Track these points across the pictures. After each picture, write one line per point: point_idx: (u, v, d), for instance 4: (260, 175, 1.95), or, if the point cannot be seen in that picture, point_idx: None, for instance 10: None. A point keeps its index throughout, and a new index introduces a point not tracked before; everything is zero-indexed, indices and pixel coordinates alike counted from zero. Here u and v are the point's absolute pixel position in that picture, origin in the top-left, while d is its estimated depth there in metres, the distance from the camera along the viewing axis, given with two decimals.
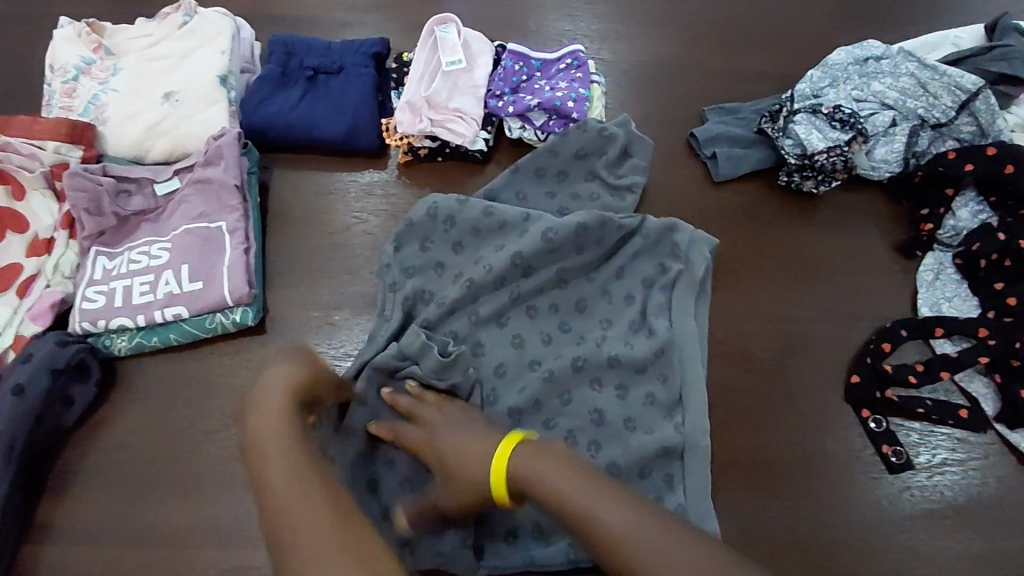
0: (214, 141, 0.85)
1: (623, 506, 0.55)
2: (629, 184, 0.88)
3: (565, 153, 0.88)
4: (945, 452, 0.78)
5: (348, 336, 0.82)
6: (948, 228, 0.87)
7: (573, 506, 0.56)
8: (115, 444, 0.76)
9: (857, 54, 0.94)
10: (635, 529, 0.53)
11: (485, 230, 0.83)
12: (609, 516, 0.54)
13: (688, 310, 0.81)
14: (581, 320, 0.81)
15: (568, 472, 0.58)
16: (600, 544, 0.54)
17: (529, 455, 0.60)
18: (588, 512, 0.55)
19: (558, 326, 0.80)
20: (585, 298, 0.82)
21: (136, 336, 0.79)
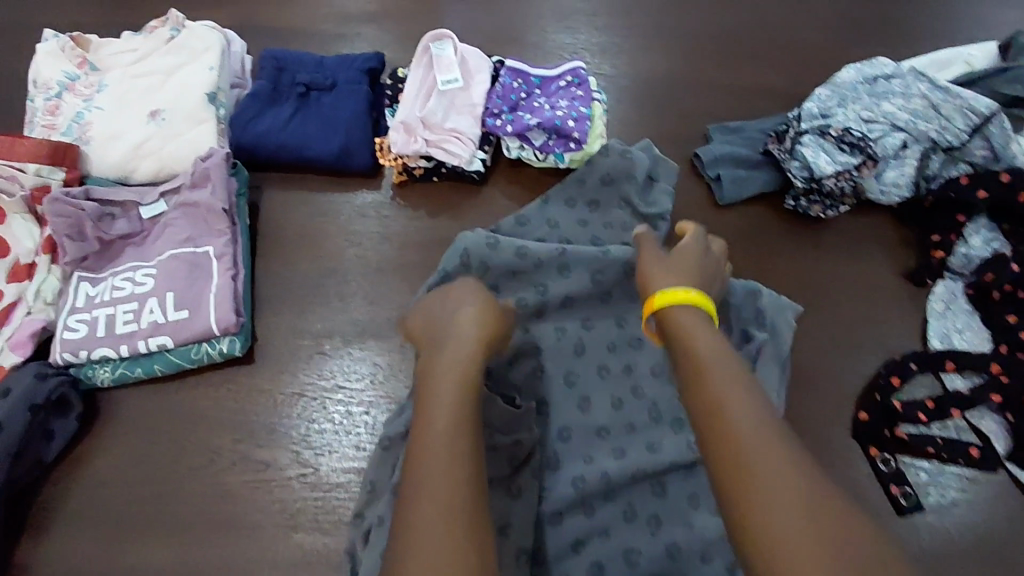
0: (200, 162, 0.82)
1: (757, 416, 0.49)
2: (659, 212, 0.85)
3: (591, 180, 0.86)
4: (954, 492, 0.76)
5: (338, 366, 0.79)
6: (960, 257, 0.84)
7: (711, 382, 0.52)
8: (97, 478, 0.74)
9: (867, 73, 0.91)
10: (762, 444, 0.47)
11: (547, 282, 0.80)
12: (743, 412, 0.49)
13: (773, 384, 0.76)
14: (654, 385, 0.77)
15: (721, 349, 0.55)
16: (717, 419, 0.50)
17: (691, 315, 0.58)
18: (724, 402, 0.50)
19: (586, 380, 0.77)
20: (657, 362, 0.78)
21: (119, 366, 0.76)
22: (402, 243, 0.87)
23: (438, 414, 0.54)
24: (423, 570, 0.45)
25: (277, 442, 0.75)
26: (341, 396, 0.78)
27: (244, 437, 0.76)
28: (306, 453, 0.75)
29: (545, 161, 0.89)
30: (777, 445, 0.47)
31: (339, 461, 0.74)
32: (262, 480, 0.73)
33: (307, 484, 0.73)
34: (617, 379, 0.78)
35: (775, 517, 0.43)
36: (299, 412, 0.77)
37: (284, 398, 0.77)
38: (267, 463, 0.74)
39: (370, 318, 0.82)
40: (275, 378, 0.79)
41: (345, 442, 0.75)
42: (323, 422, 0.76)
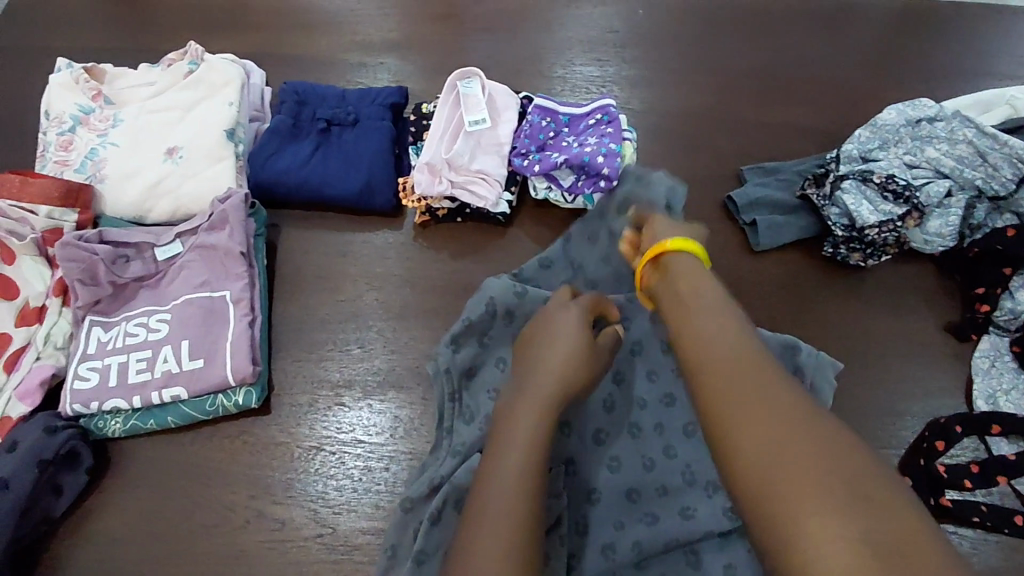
0: (219, 204, 0.79)
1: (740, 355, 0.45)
2: None
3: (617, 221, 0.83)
4: (1001, 562, 0.72)
5: (357, 418, 0.76)
6: (1005, 311, 0.81)
7: (694, 330, 0.49)
8: (106, 536, 0.71)
9: (910, 114, 0.87)
10: (746, 384, 0.43)
11: None
12: (724, 353, 0.46)
13: None
14: (688, 446, 0.73)
15: (708, 296, 0.53)
16: (694, 357, 0.47)
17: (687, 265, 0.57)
18: (706, 349, 0.47)
19: (616, 439, 0.74)
20: (691, 421, 0.74)
21: (130, 418, 0.74)
22: (425, 287, 0.84)
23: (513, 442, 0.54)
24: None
25: (294, 500, 0.72)
26: (360, 451, 0.74)
27: (259, 492, 0.73)
28: (323, 511, 0.71)
29: (573, 203, 0.87)
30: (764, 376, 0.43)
31: (359, 521, 0.71)
32: (279, 540, 0.70)
33: (325, 545, 0.70)
34: (649, 438, 0.74)
35: (755, 451, 0.39)
36: (317, 467, 0.74)
37: (301, 452, 0.74)
38: (283, 521, 0.71)
39: (391, 366, 0.79)
40: (292, 431, 0.76)
41: (365, 501, 0.72)
42: (341, 479, 0.73)
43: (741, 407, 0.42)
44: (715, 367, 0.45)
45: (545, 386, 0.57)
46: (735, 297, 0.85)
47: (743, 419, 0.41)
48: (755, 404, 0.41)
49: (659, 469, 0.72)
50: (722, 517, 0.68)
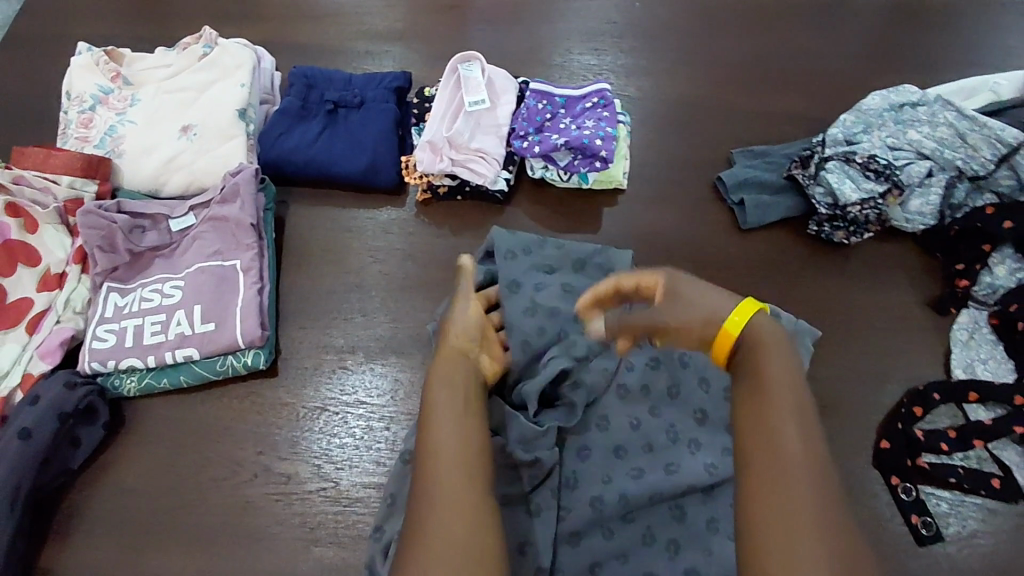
0: (230, 177, 0.83)
1: (807, 428, 0.54)
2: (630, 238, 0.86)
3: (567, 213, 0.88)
4: (976, 523, 0.75)
5: (360, 381, 0.80)
6: (984, 285, 0.84)
7: (779, 433, 0.54)
8: (120, 488, 0.75)
9: (893, 99, 0.91)
10: (812, 460, 0.52)
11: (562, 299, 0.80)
12: (807, 423, 0.54)
13: None
14: (671, 407, 0.77)
15: (786, 368, 0.58)
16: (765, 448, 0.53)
17: (772, 329, 0.60)
18: (788, 433, 0.54)
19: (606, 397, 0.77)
20: (676, 384, 0.78)
21: (145, 377, 0.78)
22: (427, 261, 0.88)
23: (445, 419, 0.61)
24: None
25: (299, 456, 0.76)
26: (363, 412, 0.78)
27: (266, 449, 0.76)
28: (327, 467, 0.75)
29: (568, 181, 0.90)
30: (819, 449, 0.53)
31: (361, 476, 0.75)
32: (283, 493, 0.74)
33: (328, 498, 0.74)
34: (634, 398, 0.77)
35: (821, 520, 0.49)
36: (321, 427, 0.77)
37: (307, 412, 0.78)
38: (288, 476, 0.75)
39: (392, 334, 0.83)
40: (297, 392, 0.79)
41: (366, 458, 0.76)
42: (344, 436, 0.77)
43: (802, 482, 0.51)
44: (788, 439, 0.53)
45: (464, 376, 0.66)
46: (723, 272, 0.89)
47: (810, 496, 0.50)
48: (817, 480, 0.51)
49: (646, 425, 0.75)
50: (706, 474, 0.72)
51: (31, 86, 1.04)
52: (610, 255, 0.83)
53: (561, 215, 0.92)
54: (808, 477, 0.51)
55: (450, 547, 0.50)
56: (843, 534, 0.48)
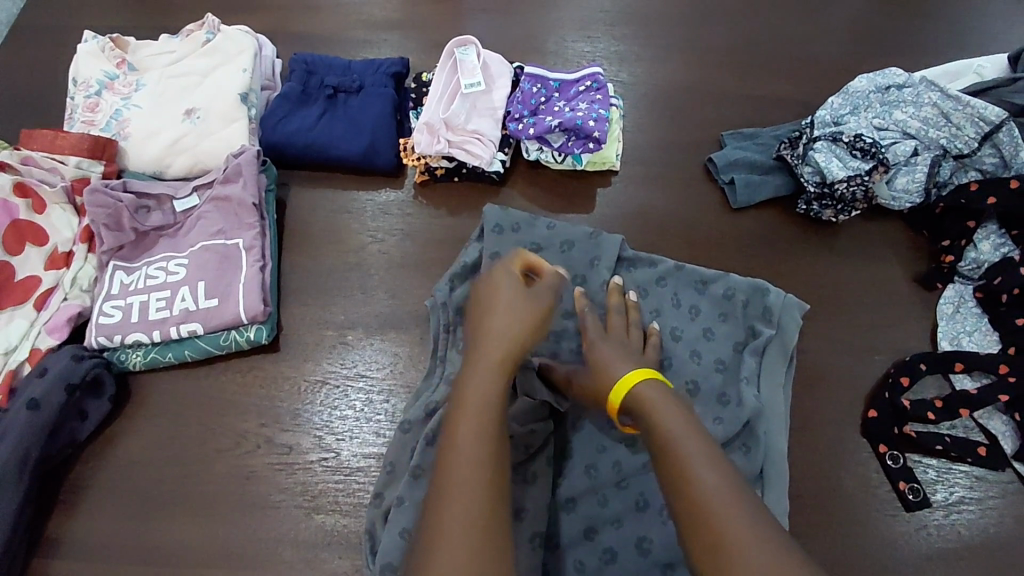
0: (232, 159, 0.85)
1: (715, 464, 0.55)
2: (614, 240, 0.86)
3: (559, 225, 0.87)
4: (962, 490, 0.76)
5: (359, 356, 0.82)
6: (970, 260, 0.86)
7: (693, 479, 0.54)
8: (126, 459, 0.77)
9: (879, 82, 0.93)
10: (722, 492, 0.52)
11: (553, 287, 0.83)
12: (706, 455, 0.56)
13: (779, 380, 0.79)
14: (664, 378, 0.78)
15: (681, 422, 0.59)
16: (679, 491, 0.54)
17: (659, 391, 0.64)
18: (687, 466, 0.55)
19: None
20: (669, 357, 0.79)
21: (151, 350, 0.79)
22: (424, 240, 0.90)
23: (477, 381, 0.61)
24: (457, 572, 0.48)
25: (300, 427, 0.78)
26: (362, 385, 0.80)
27: (268, 421, 0.78)
28: (327, 438, 0.77)
29: (563, 162, 0.93)
30: (728, 477, 0.54)
31: (360, 447, 0.76)
32: (286, 463, 0.76)
33: (328, 468, 0.75)
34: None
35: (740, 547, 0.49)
36: (321, 399, 0.79)
37: (307, 386, 0.80)
38: (290, 447, 0.77)
39: (391, 310, 0.85)
40: (298, 367, 0.81)
41: (366, 429, 0.77)
42: (344, 409, 0.79)
43: (723, 513, 0.51)
44: (692, 485, 0.54)
45: (487, 361, 0.63)
46: (714, 250, 0.91)
47: (730, 523, 0.50)
48: (732, 510, 0.51)
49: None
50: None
51: (37, 73, 1.07)
52: (599, 239, 0.85)
53: (555, 196, 0.94)
54: (723, 506, 0.51)
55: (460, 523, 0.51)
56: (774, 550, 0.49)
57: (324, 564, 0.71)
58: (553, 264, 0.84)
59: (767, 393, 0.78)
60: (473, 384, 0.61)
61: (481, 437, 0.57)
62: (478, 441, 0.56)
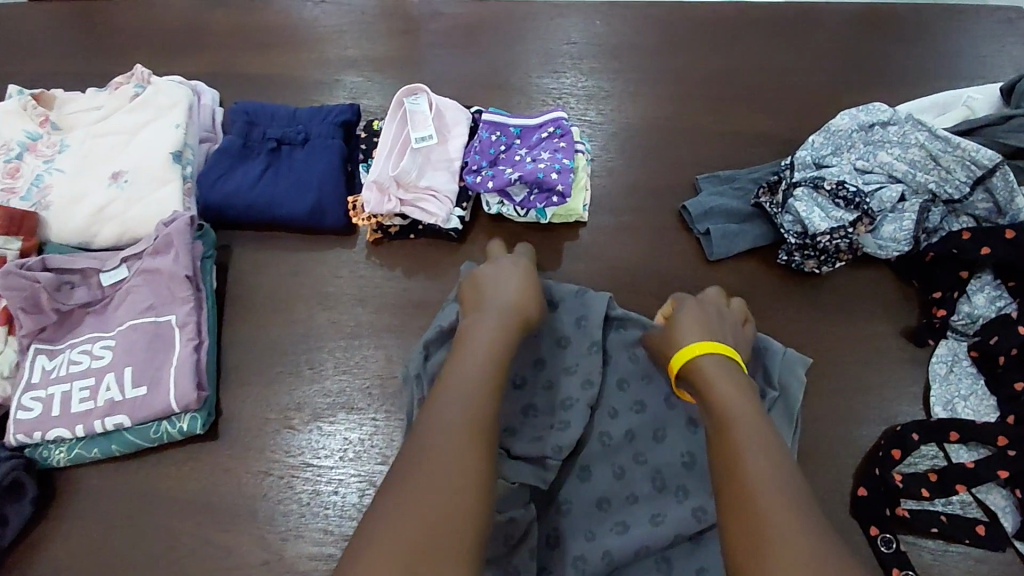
0: (163, 228, 0.78)
1: (767, 447, 0.54)
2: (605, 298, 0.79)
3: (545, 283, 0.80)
4: (961, 573, 0.70)
5: (307, 441, 0.75)
6: (962, 314, 0.80)
7: (743, 452, 0.54)
8: (51, 568, 0.70)
9: (861, 119, 0.86)
10: (772, 475, 0.51)
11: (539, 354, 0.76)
12: (762, 434, 0.55)
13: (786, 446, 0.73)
14: (656, 450, 0.73)
15: (742, 394, 0.60)
16: (731, 459, 0.54)
17: (720, 366, 0.64)
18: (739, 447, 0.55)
19: (593, 443, 0.73)
20: (661, 426, 0.74)
21: (75, 446, 0.73)
22: (380, 305, 0.83)
23: (466, 359, 0.62)
24: (420, 538, 0.46)
25: (242, 527, 0.71)
26: (309, 475, 0.74)
27: (206, 520, 0.72)
28: (271, 537, 0.71)
29: (527, 216, 0.86)
30: (780, 464, 0.53)
31: (306, 547, 0.70)
32: (226, 568, 0.69)
33: (272, 572, 0.69)
34: (620, 445, 0.73)
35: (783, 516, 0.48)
36: (265, 492, 0.73)
37: (249, 478, 0.73)
38: (230, 549, 0.70)
39: (342, 387, 0.78)
40: (241, 456, 0.75)
41: (314, 525, 0.71)
42: (289, 503, 0.72)
43: (771, 499, 0.49)
44: (746, 457, 0.53)
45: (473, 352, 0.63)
46: None
47: (774, 506, 0.49)
48: (776, 493, 0.50)
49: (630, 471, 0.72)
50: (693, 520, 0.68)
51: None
52: (587, 298, 0.78)
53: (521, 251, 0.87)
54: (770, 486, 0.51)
55: (432, 494, 0.49)
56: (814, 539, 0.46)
57: None
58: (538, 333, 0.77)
59: None
60: (468, 351, 0.63)
61: (470, 398, 0.57)
62: (466, 401, 0.56)
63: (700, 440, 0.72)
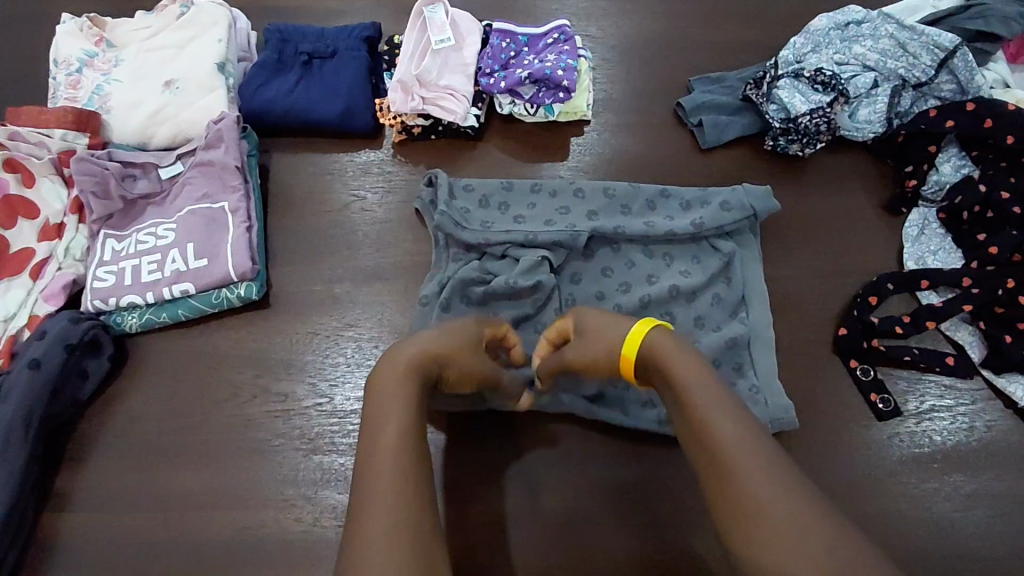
0: (213, 126, 0.87)
1: (743, 425, 0.54)
2: (570, 185, 0.89)
3: (520, 189, 0.89)
4: (933, 399, 0.80)
5: (349, 308, 0.85)
6: (931, 184, 0.89)
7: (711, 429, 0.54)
8: (129, 416, 0.79)
9: (837, 19, 0.96)
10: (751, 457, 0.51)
11: (529, 199, 0.88)
12: (750, 452, 0.52)
13: (755, 257, 0.86)
14: (645, 262, 0.86)
15: (699, 373, 0.59)
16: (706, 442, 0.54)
17: (664, 340, 0.63)
18: (731, 459, 0.51)
19: (589, 279, 0.85)
20: (648, 242, 0.86)
21: (145, 313, 0.82)
22: (406, 196, 0.93)
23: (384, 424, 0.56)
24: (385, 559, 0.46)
25: (295, 376, 0.80)
26: (353, 334, 0.83)
27: (264, 372, 0.81)
28: (321, 384, 0.80)
29: (536, 115, 0.95)
30: (747, 423, 0.54)
31: (353, 391, 0.79)
32: (280, 411, 0.79)
33: (323, 412, 0.78)
34: (619, 275, 0.85)
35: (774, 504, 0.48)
36: (315, 347, 0.82)
37: (300, 336, 0.83)
38: (286, 395, 0.79)
39: (376, 263, 0.88)
40: (290, 320, 0.84)
41: (360, 375, 0.80)
42: (336, 356, 0.81)
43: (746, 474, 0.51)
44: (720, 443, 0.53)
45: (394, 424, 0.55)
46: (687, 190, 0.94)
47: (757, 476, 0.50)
48: (758, 469, 0.50)
49: (636, 290, 0.84)
50: (696, 326, 0.82)
51: (9, 51, 1.05)
52: (563, 183, 0.89)
53: (532, 147, 0.97)
54: (764, 490, 0.49)
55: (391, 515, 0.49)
56: (818, 531, 0.46)
57: (324, 500, 0.74)
58: (529, 202, 0.88)
59: (750, 276, 0.85)
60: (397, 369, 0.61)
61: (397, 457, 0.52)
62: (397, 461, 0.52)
63: (685, 250, 0.86)
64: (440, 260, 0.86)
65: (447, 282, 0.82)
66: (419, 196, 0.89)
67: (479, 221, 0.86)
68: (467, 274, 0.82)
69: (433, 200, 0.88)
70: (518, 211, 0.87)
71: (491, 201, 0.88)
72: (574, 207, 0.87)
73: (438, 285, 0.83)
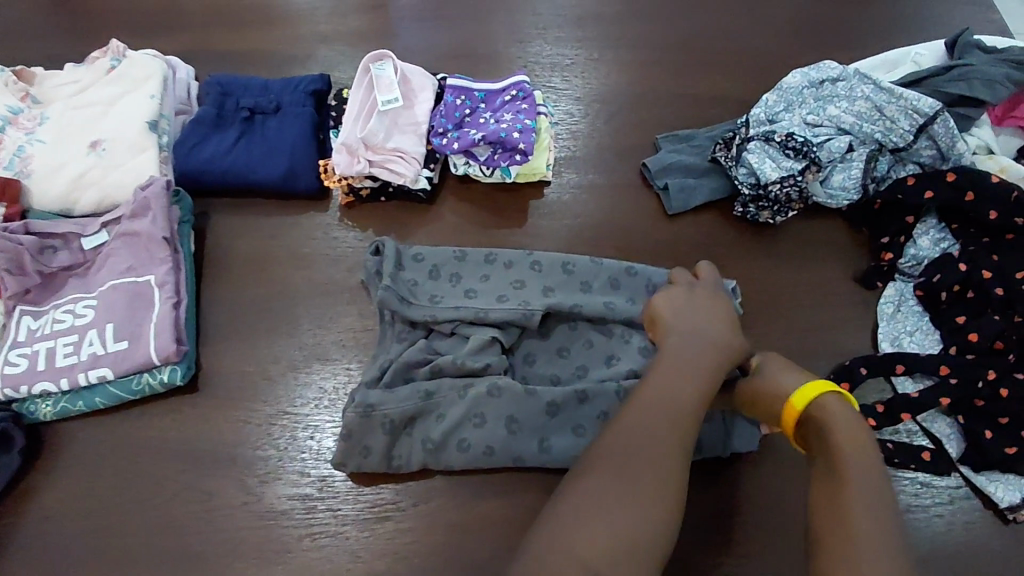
0: (140, 191, 0.81)
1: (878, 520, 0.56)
2: (526, 256, 0.83)
3: (473, 258, 0.83)
4: (908, 498, 0.74)
5: (286, 391, 0.79)
6: (909, 257, 0.84)
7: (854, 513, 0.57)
8: (40, 516, 0.73)
9: (812, 76, 0.90)
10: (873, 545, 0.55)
11: (483, 269, 0.82)
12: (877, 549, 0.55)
13: None
14: (604, 342, 0.80)
15: (866, 458, 0.60)
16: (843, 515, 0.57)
17: (844, 411, 0.64)
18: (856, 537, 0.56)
19: (544, 360, 0.79)
20: (607, 320, 0.80)
21: (60, 400, 0.76)
22: (352, 265, 0.87)
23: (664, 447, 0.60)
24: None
25: (225, 471, 0.75)
26: (285, 424, 0.77)
27: (191, 466, 0.75)
28: (251, 481, 0.74)
29: (492, 176, 0.90)
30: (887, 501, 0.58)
31: (283, 488, 0.74)
32: (206, 510, 0.73)
33: (251, 513, 0.72)
34: (576, 356, 0.79)
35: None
36: (246, 439, 0.76)
37: (231, 426, 0.77)
38: (211, 493, 0.74)
39: (317, 341, 0.82)
40: (222, 405, 0.78)
41: (290, 468, 0.75)
42: (266, 449, 0.76)
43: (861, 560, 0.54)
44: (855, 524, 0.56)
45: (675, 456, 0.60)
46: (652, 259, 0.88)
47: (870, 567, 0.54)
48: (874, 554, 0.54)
49: (593, 375, 0.78)
50: None
51: None
52: (519, 254, 0.83)
53: (486, 210, 0.91)
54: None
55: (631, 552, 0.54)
56: None
57: None
58: (482, 273, 0.82)
59: None
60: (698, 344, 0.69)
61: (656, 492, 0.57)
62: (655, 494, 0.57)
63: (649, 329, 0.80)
64: (384, 338, 0.79)
65: (389, 364, 0.76)
66: (365, 265, 0.83)
67: (428, 296, 0.79)
68: (408, 358, 0.76)
69: (375, 274, 0.82)
70: (470, 283, 0.81)
71: (441, 271, 0.82)
72: (530, 280, 0.81)
73: (377, 367, 0.77)
